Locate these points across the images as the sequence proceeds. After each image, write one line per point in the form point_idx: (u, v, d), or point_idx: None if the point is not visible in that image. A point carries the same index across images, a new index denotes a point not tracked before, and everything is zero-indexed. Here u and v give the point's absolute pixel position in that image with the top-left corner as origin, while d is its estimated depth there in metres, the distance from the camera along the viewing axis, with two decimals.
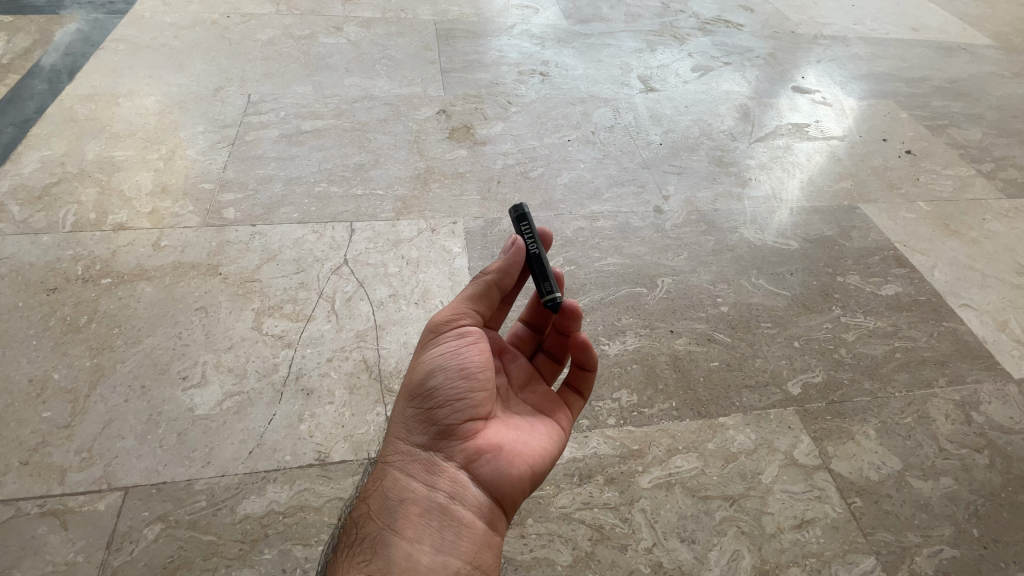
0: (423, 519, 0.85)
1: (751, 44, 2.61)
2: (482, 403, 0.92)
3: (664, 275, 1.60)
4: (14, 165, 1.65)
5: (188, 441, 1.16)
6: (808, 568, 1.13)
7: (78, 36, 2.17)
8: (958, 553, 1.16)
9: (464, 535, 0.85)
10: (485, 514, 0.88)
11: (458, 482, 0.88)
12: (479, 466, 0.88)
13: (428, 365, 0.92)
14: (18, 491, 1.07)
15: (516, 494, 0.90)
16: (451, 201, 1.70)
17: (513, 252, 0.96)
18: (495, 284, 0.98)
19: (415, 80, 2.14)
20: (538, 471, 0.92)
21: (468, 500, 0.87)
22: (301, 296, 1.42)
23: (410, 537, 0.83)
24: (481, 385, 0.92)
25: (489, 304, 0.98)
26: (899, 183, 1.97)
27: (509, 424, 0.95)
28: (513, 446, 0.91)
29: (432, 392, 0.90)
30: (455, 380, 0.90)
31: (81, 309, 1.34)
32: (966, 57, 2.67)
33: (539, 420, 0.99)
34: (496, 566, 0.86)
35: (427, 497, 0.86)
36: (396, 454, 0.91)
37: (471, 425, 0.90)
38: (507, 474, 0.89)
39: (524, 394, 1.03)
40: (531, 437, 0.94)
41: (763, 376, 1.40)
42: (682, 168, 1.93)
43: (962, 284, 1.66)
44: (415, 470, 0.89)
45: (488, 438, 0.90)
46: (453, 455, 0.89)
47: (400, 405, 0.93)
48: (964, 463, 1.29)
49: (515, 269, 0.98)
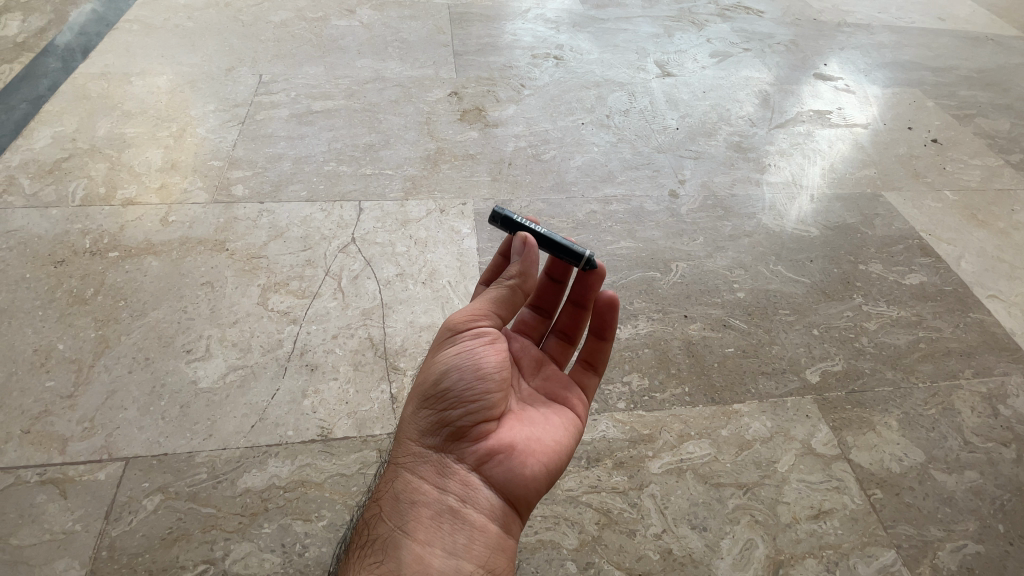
0: (434, 521, 0.82)
1: (771, 31, 2.56)
2: (497, 403, 0.88)
3: (679, 260, 1.56)
4: (26, 140, 1.66)
5: (191, 413, 1.15)
6: (824, 560, 1.08)
7: (93, 16, 2.18)
8: (983, 549, 1.11)
9: (476, 538, 0.82)
10: (499, 516, 0.85)
11: (470, 484, 0.85)
12: (492, 468, 0.85)
13: (442, 365, 0.89)
14: (19, 459, 1.06)
15: (531, 494, 0.86)
16: (461, 183, 1.68)
17: (529, 252, 0.90)
18: (519, 288, 0.92)
19: (427, 63, 2.12)
20: (553, 468, 0.88)
21: (480, 503, 0.84)
22: (308, 273, 1.40)
23: (420, 539, 0.81)
24: (497, 384, 0.88)
25: (510, 308, 0.94)
26: (924, 172, 1.91)
27: (522, 420, 0.91)
28: (527, 444, 0.87)
29: (444, 393, 0.87)
30: (469, 381, 0.86)
31: (88, 281, 1.33)
32: (995, 47, 2.59)
33: (553, 412, 0.95)
34: (510, 570, 0.83)
35: (438, 500, 0.84)
36: (408, 456, 0.88)
37: (485, 426, 0.87)
38: (520, 475, 0.85)
39: (536, 384, 0.99)
40: (545, 432, 0.90)
41: (781, 363, 1.35)
42: (699, 153, 1.89)
43: (989, 275, 1.60)
44: (426, 472, 0.86)
45: (501, 438, 0.87)
46: (465, 457, 0.86)
47: (412, 407, 0.90)
48: (990, 456, 1.24)
49: (535, 268, 0.92)
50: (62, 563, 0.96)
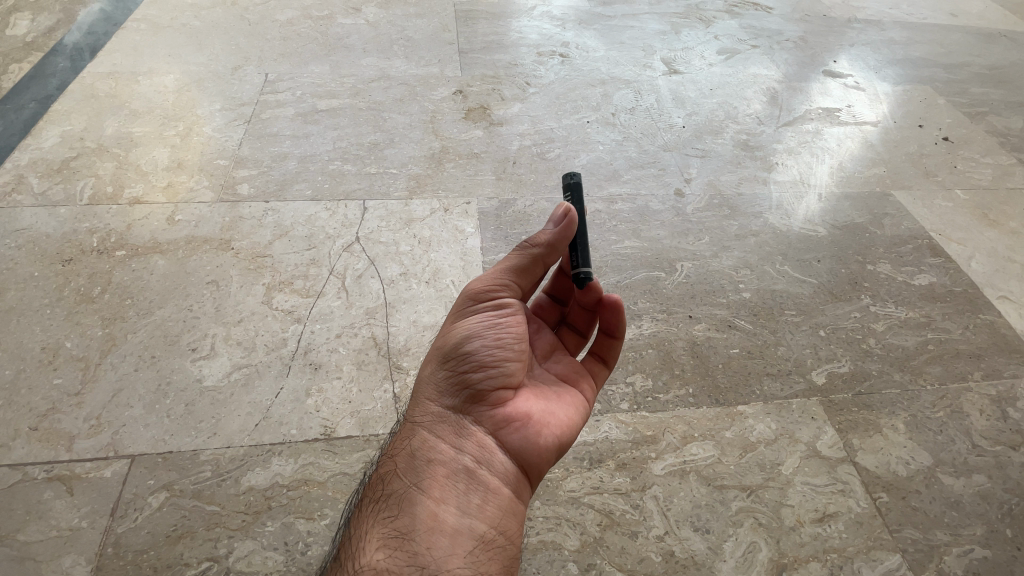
0: (450, 480, 0.83)
1: (781, 27, 2.53)
2: (515, 372, 0.89)
3: (684, 260, 1.54)
4: (34, 140, 1.67)
5: (195, 412, 1.15)
6: (829, 564, 1.07)
7: (101, 16, 2.20)
8: (990, 554, 1.10)
9: (489, 500, 0.83)
10: (512, 482, 0.86)
11: (485, 447, 0.86)
12: (508, 434, 0.86)
13: (463, 331, 0.90)
14: (27, 456, 1.08)
15: (542, 464, 0.88)
16: (465, 182, 1.67)
17: (566, 225, 0.91)
18: (541, 259, 0.94)
19: (432, 61, 2.11)
20: (565, 442, 0.89)
21: (495, 466, 0.85)
22: (312, 272, 1.40)
23: (436, 497, 0.81)
24: (517, 354, 0.90)
25: (528, 278, 0.95)
26: (935, 170, 1.88)
27: (538, 394, 0.92)
28: (542, 416, 0.89)
29: (466, 356, 0.88)
30: (491, 348, 0.88)
31: (95, 280, 1.35)
32: (1008, 44, 2.55)
33: (566, 390, 0.96)
34: (520, 534, 0.84)
35: (454, 459, 0.84)
36: (426, 415, 0.89)
37: (503, 392, 0.88)
38: (534, 444, 0.87)
39: (550, 363, 0.99)
40: (558, 408, 0.92)
41: (787, 364, 1.34)
42: (706, 151, 1.87)
43: (1000, 276, 1.57)
44: (444, 432, 0.87)
45: (518, 406, 0.88)
46: (482, 420, 0.87)
47: (431, 367, 0.91)
48: (999, 460, 1.22)
49: (564, 245, 0.93)
50: (69, 559, 0.98)
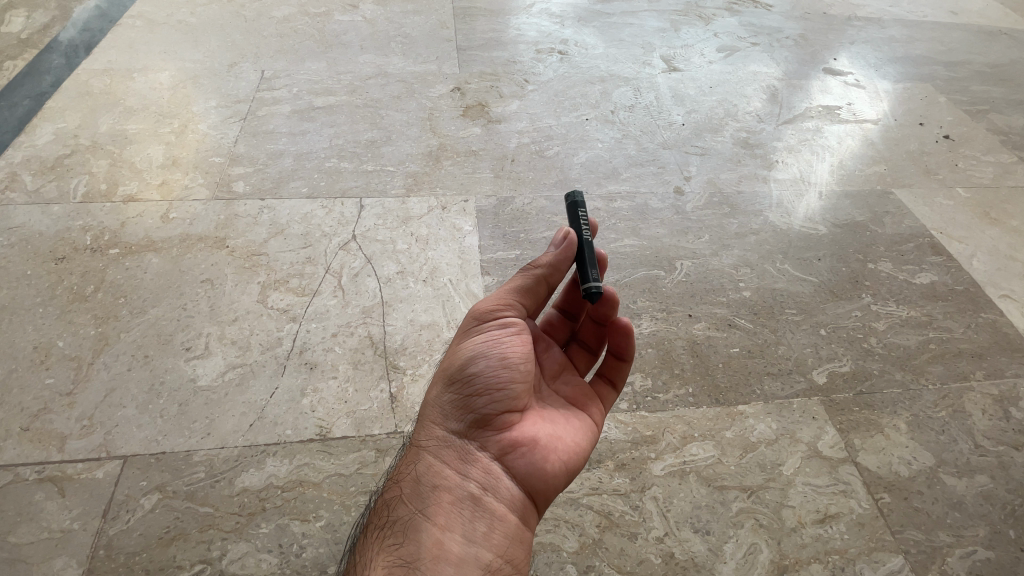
0: (455, 507, 0.82)
1: (781, 25, 2.51)
2: (520, 395, 0.87)
3: (684, 258, 1.53)
4: (28, 137, 1.65)
5: (189, 411, 1.14)
6: (830, 565, 1.06)
7: (96, 13, 2.18)
8: (993, 555, 1.08)
9: (495, 527, 0.82)
10: (519, 508, 0.84)
11: (491, 473, 0.85)
12: (514, 459, 0.85)
13: (468, 351, 0.88)
14: (18, 457, 1.06)
15: (550, 491, 0.86)
16: (463, 179, 1.66)
17: (566, 246, 0.91)
18: (545, 279, 0.93)
19: (430, 58, 2.10)
20: (573, 468, 0.87)
21: (501, 492, 0.84)
22: (308, 271, 1.39)
23: (441, 524, 0.81)
24: (523, 376, 0.87)
25: (534, 298, 0.94)
26: (936, 168, 1.87)
27: (544, 417, 0.90)
28: (549, 441, 0.87)
29: (471, 379, 0.86)
30: (496, 369, 0.86)
31: (89, 279, 1.33)
32: (1009, 42, 2.54)
33: (574, 413, 0.94)
34: (527, 562, 0.83)
35: (460, 486, 0.84)
36: (430, 439, 0.88)
37: (509, 416, 0.86)
38: (541, 470, 0.85)
39: (557, 384, 0.97)
40: (566, 432, 0.90)
41: (787, 363, 1.33)
42: (705, 149, 1.86)
43: (1002, 275, 1.56)
44: (449, 457, 0.86)
45: (524, 431, 0.86)
46: (487, 445, 0.86)
47: (436, 389, 0.90)
48: (1001, 461, 1.21)
49: (565, 265, 0.93)
50: (60, 561, 0.96)
